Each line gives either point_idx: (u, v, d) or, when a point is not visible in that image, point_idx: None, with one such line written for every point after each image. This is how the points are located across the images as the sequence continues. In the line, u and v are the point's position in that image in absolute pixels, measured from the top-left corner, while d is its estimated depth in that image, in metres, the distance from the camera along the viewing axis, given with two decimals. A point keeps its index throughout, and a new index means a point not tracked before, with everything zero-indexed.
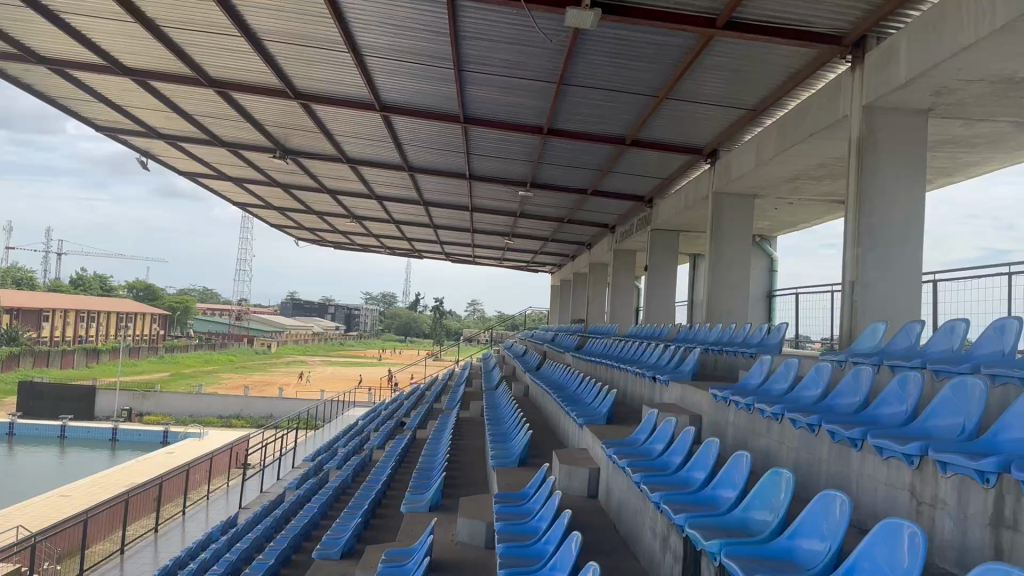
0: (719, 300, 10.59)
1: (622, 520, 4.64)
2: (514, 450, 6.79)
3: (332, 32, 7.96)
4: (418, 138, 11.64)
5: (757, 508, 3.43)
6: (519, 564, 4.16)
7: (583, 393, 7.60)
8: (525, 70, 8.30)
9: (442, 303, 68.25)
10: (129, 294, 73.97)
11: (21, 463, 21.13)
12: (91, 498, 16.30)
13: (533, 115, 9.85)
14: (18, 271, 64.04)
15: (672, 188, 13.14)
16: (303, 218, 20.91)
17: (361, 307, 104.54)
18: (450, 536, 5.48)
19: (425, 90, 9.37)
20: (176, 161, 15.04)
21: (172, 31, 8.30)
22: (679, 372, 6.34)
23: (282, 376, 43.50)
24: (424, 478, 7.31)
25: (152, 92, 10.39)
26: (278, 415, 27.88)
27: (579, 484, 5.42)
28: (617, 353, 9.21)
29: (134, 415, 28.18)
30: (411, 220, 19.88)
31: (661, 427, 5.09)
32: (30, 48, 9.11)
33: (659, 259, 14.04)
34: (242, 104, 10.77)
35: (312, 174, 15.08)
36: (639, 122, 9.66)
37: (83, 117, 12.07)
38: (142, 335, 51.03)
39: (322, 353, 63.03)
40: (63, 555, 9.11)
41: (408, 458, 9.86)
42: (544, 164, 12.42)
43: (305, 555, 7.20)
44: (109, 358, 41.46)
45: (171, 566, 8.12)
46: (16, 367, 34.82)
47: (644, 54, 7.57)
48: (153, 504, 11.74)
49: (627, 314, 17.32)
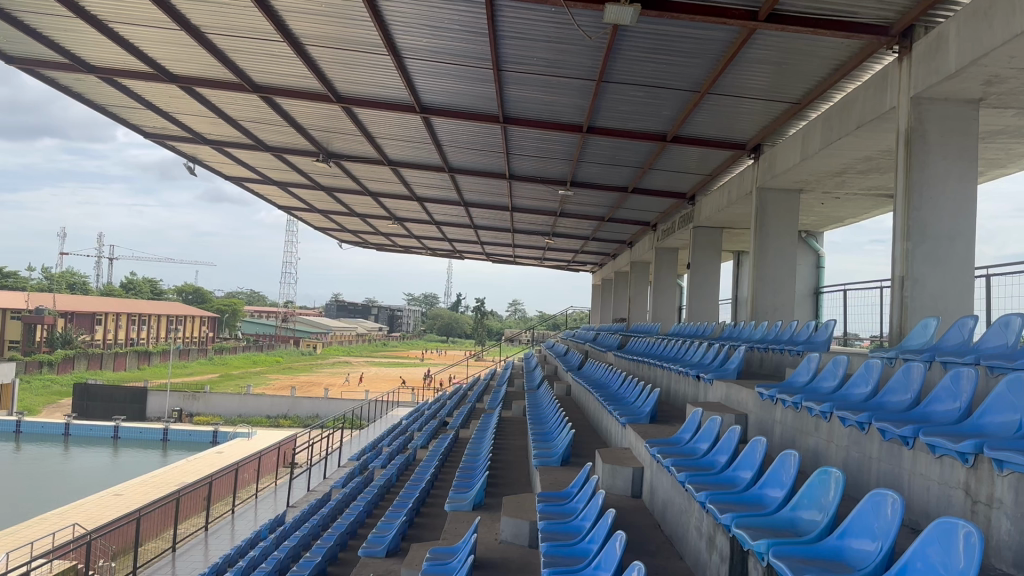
0: (765, 297, 10.44)
1: (667, 520, 4.59)
2: (556, 450, 6.75)
3: (371, 35, 8.02)
4: (459, 139, 11.69)
5: (806, 507, 3.37)
6: (562, 563, 4.15)
7: (625, 392, 7.55)
8: (564, 68, 8.28)
9: (483, 303, 68.58)
10: (178, 297, 75.67)
11: (77, 462, 21.72)
12: (144, 496, 16.67)
13: (572, 114, 9.82)
14: (73, 277, 65.91)
15: (714, 184, 12.99)
16: (345, 220, 21.17)
17: (404, 308, 105.37)
18: (494, 536, 5.48)
19: (464, 91, 9.40)
20: (221, 166, 15.32)
21: (217, 38, 8.45)
22: (724, 371, 6.25)
23: (326, 377, 44.08)
24: (467, 477, 7.31)
25: (197, 99, 10.60)
26: (324, 415, 28.23)
27: (623, 483, 5.39)
28: (660, 352, 9.13)
29: (185, 415, 28.77)
30: (452, 221, 19.98)
31: (707, 426, 5.03)
32: (79, 57, 9.36)
33: (702, 256, 13.90)
34: (285, 108, 10.91)
35: (353, 176, 15.25)
36: (680, 118, 9.57)
37: (132, 124, 12.37)
38: (192, 337, 52.11)
39: (366, 354, 63.77)
40: (117, 553, 9.33)
41: (452, 458, 9.88)
42: (584, 163, 12.38)
43: (351, 552, 7.27)
44: (159, 359, 42.44)
45: (220, 564, 8.26)
46: (72, 370, 35.88)
47: (685, 49, 7.49)
48: (203, 503, 11.97)
49: (670, 313, 17.18)
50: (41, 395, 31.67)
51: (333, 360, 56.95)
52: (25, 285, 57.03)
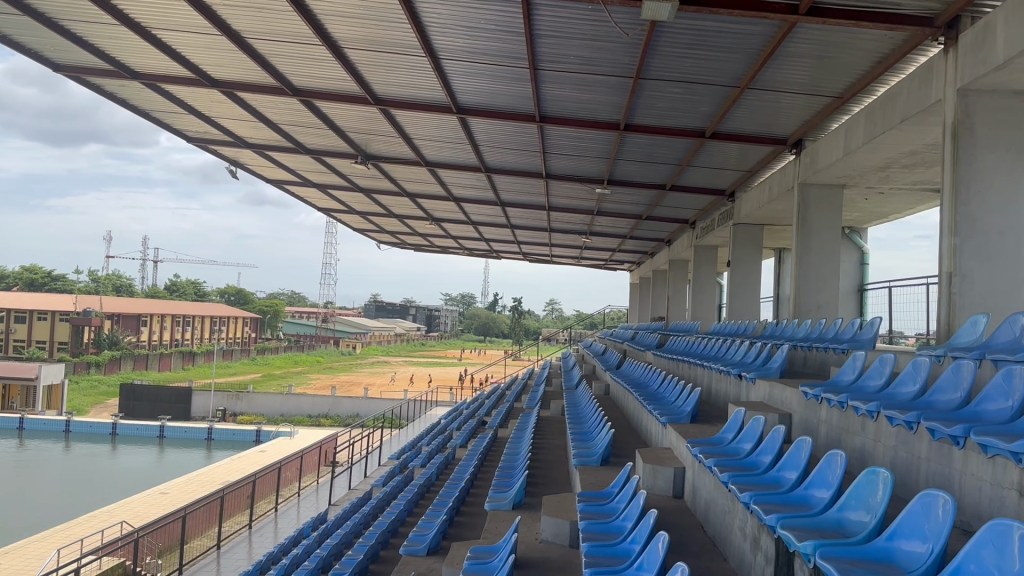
0: (808, 294, 10.29)
1: (710, 521, 4.54)
2: (596, 450, 6.72)
3: (409, 37, 8.07)
4: (496, 139, 11.70)
5: (854, 508, 3.30)
6: (604, 564, 4.13)
7: (665, 392, 7.49)
8: (601, 66, 8.24)
9: (520, 303, 68.64)
10: (221, 297, 76.93)
11: (125, 461, 22.20)
12: (190, 495, 16.97)
13: (609, 111, 9.77)
14: (119, 280, 67.34)
15: (754, 181, 12.85)
16: (383, 221, 21.32)
17: (441, 308, 105.85)
18: (535, 535, 5.47)
19: (501, 91, 9.41)
20: (262, 169, 15.51)
21: (257, 42, 8.56)
22: (767, 370, 6.19)
23: (366, 376, 44.44)
24: (507, 477, 7.31)
25: (239, 102, 10.76)
26: (364, 414, 28.48)
27: (664, 483, 5.34)
28: (700, 351, 9.03)
29: (229, 415, 29.20)
30: (489, 221, 20.02)
31: (750, 425, 4.96)
32: (124, 64, 9.55)
33: (742, 254, 13.74)
34: (324, 111, 11.02)
35: (391, 178, 15.35)
36: (719, 114, 9.46)
37: (175, 129, 12.59)
38: (235, 338, 52.93)
39: (404, 354, 64.20)
40: (163, 551, 9.50)
41: (491, 458, 9.88)
42: (621, 161, 12.33)
43: (393, 551, 7.33)
44: (203, 359, 43.17)
45: (265, 561, 8.38)
46: (119, 370, 36.67)
47: (723, 44, 7.41)
48: (247, 501, 12.14)
49: (710, 311, 17.03)
50: (89, 395, 32.43)
51: (372, 360, 57.39)
52: (74, 288, 58.40)
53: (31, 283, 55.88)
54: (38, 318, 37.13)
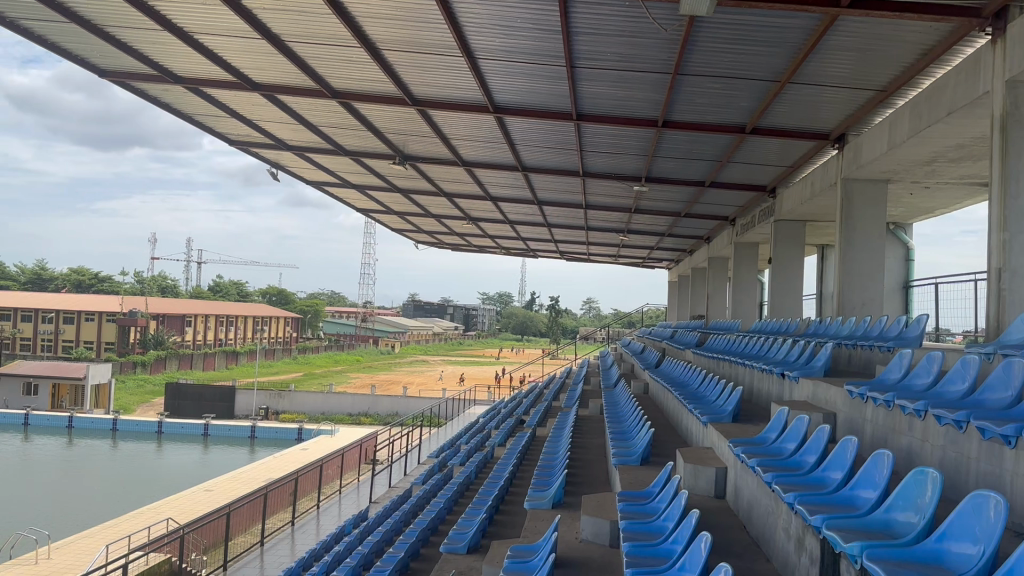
0: (851, 292, 10.11)
1: (752, 522, 4.48)
2: (636, 448, 6.69)
3: (445, 37, 8.10)
4: (533, 139, 11.70)
5: (901, 508, 3.24)
6: (645, 564, 4.11)
7: (706, 391, 7.41)
8: (639, 63, 8.19)
9: (558, 302, 68.60)
10: (262, 298, 78.09)
11: (171, 458, 22.63)
12: (234, 492, 17.27)
13: (647, 109, 9.71)
14: (163, 280, 68.68)
15: (796, 176, 12.66)
16: (420, 221, 21.44)
17: (479, 307, 106.22)
18: (575, 534, 5.46)
19: (538, 89, 9.40)
20: (302, 171, 15.70)
21: (297, 45, 8.67)
22: (811, 369, 6.10)
23: (405, 375, 44.75)
24: (545, 475, 7.31)
25: (279, 105, 10.89)
26: (403, 413, 28.69)
27: (705, 484, 5.29)
28: (741, 349, 8.93)
29: (271, 413, 29.62)
30: (526, 220, 20.02)
31: (794, 425, 4.89)
32: (168, 69, 9.74)
33: (783, 250, 13.55)
34: (363, 113, 11.12)
35: (429, 178, 15.43)
36: (759, 109, 9.34)
37: (218, 132, 12.79)
38: (277, 337, 53.67)
39: (443, 352, 64.58)
40: (208, 547, 9.69)
41: (530, 456, 9.88)
42: (659, 158, 12.24)
43: (433, 548, 7.37)
44: (246, 358, 43.89)
45: (308, 558, 8.50)
46: (164, 369, 37.38)
47: (763, 38, 7.31)
48: (290, 498, 12.30)
49: (750, 309, 16.83)
50: (135, 394, 33.14)
51: (411, 359, 57.77)
52: (121, 288, 59.79)
53: (79, 285, 57.34)
54: (86, 319, 37.95)
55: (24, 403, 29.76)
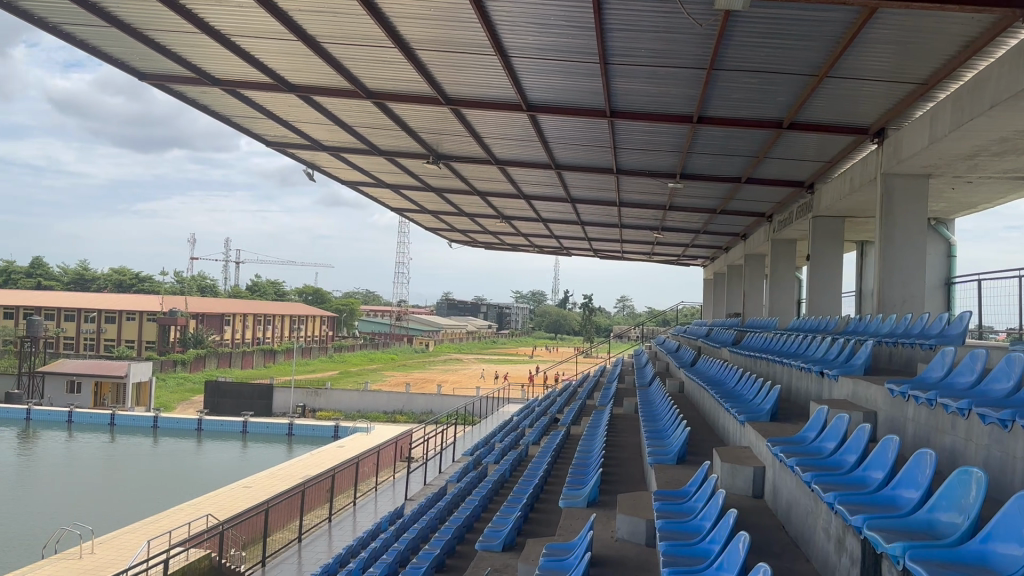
0: (891, 289, 9.86)
1: (792, 521, 4.43)
2: (672, 447, 6.64)
3: (478, 36, 8.11)
4: (566, 136, 11.68)
5: (945, 508, 3.18)
6: (682, 563, 4.09)
7: (743, 389, 7.35)
8: (673, 58, 8.13)
9: (591, 300, 68.46)
10: (298, 297, 79.01)
11: (211, 455, 22.97)
12: (272, 488, 17.49)
13: (681, 105, 9.64)
14: (202, 280, 69.83)
15: (834, 171, 12.48)
16: (454, 220, 21.52)
17: (512, 306, 106.36)
18: (611, 533, 5.45)
19: (572, 87, 9.38)
20: (337, 172, 15.86)
21: (332, 46, 8.74)
22: (851, 367, 6.01)
23: (439, 373, 44.97)
24: (581, 474, 7.30)
25: (315, 106, 11.01)
26: (438, 411, 28.86)
27: (743, 483, 5.24)
28: (779, 347, 8.81)
29: (308, 411, 29.95)
30: (559, 218, 19.98)
31: (834, 424, 4.82)
32: (206, 72, 9.89)
33: (822, 247, 13.35)
34: (397, 112, 11.19)
35: (462, 177, 15.48)
36: (797, 104, 9.22)
37: (255, 133, 12.95)
38: (313, 335, 54.27)
39: (477, 351, 64.79)
40: (247, 543, 9.83)
41: (565, 454, 9.86)
42: (694, 154, 12.14)
43: (468, 546, 7.40)
44: (283, 357, 44.44)
45: (344, 554, 8.58)
46: (204, 368, 37.92)
47: (800, 32, 7.22)
48: (326, 495, 12.43)
49: (788, 307, 16.63)
50: (175, 392, 33.68)
51: (445, 356, 58.06)
52: (160, 288, 60.88)
53: (121, 285, 58.50)
54: (127, 318, 38.63)
55: (68, 400, 30.42)
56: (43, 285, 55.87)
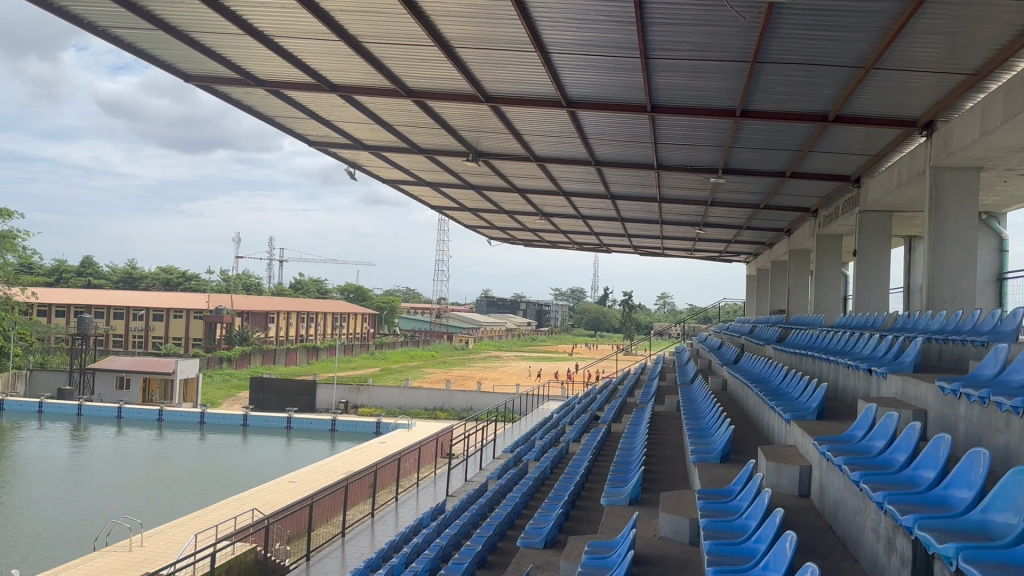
0: (941, 285, 9.64)
1: (839, 521, 4.36)
2: (715, 446, 6.57)
3: (518, 33, 8.12)
4: (606, 132, 11.63)
5: (998, 509, 3.11)
6: (727, 562, 4.05)
7: (788, 387, 7.24)
8: (715, 52, 8.05)
9: (631, 297, 68.13)
10: (340, 295, 79.94)
11: (256, 450, 23.40)
12: (316, 483, 17.71)
13: (723, 99, 9.54)
14: (247, 279, 71.06)
15: (882, 165, 12.22)
16: (494, 217, 21.56)
17: (551, 303, 106.32)
18: (654, 531, 5.42)
19: (612, 82, 9.34)
20: (378, 170, 16.00)
21: (373, 45, 8.81)
22: (900, 365, 5.89)
23: (480, 370, 45.12)
24: (622, 472, 7.26)
25: (356, 106, 11.12)
26: (478, 408, 28.99)
27: (789, 482, 5.17)
28: (826, 344, 8.66)
29: (351, 407, 30.30)
30: (599, 214, 19.89)
31: (882, 422, 4.73)
32: (250, 73, 10.04)
33: (869, 242, 13.10)
34: (437, 111, 11.24)
35: (502, 174, 15.50)
36: (843, 96, 9.06)
37: (298, 133, 13.12)
38: (356, 332, 54.86)
39: (517, 348, 64.95)
40: (291, 538, 9.97)
41: (606, 452, 9.81)
42: (736, 149, 12.00)
43: (510, 542, 7.41)
44: (326, 354, 44.99)
45: (387, 549, 8.65)
46: (249, 364, 38.50)
47: (846, 23, 7.09)
48: (369, 490, 12.55)
49: (834, 303, 16.36)
50: (221, 388, 34.33)
51: (485, 353, 58.19)
52: (207, 287, 62.04)
53: (168, 283, 59.76)
54: (175, 316, 39.47)
55: (118, 396, 31.20)
56: (93, 284, 57.38)
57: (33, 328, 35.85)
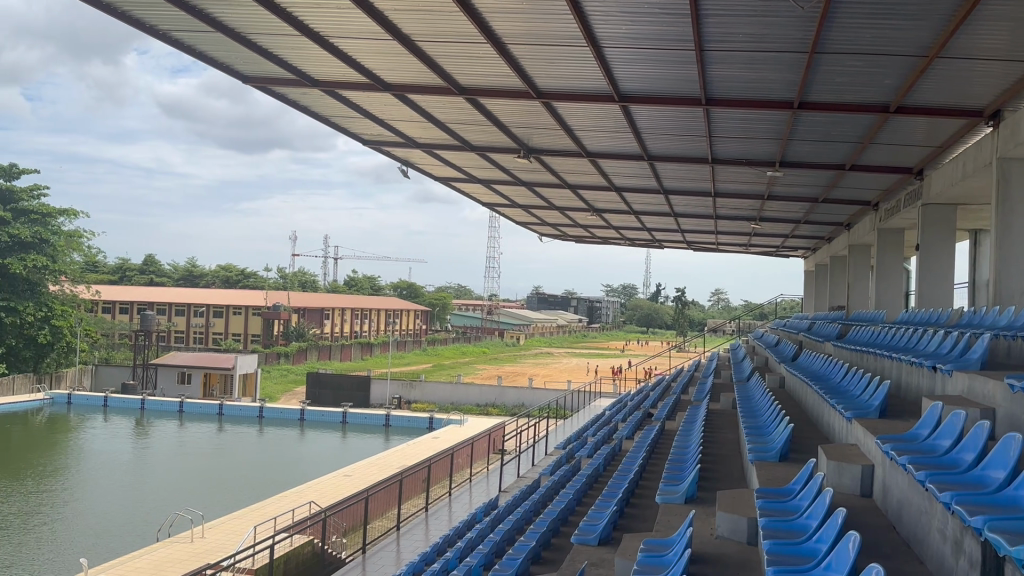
0: (1009, 279, 9.35)
1: (904, 522, 4.26)
2: (774, 444, 6.47)
3: (571, 27, 8.09)
4: (659, 127, 11.54)
5: None
6: (788, 562, 3.98)
7: (849, 384, 7.09)
8: (771, 42, 7.91)
9: (684, 294, 67.37)
10: (393, 292, 80.79)
11: (313, 444, 23.83)
12: (371, 477, 17.95)
13: (780, 91, 9.37)
14: (304, 276, 72.38)
15: (946, 156, 11.87)
16: (545, 214, 21.56)
17: (603, 300, 105.86)
18: (711, 530, 5.35)
19: (665, 76, 9.25)
20: (431, 168, 16.11)
21: (426, 44, 8.88)
22: (966, 362, 5.74)
23: (532, 367, 45.14)
24: (677, 470, 7.20)
25: (409, 104, 11.23)
26: (530, 404, 29.02)
27: (850, 482, 5.06)
28: (888, 341, 8.46)
29: (405, 403, 30.58)
30: (651, 210, 19.74)
31: (948, 421, 4.61)
32: (306, 73, 10.20)
33: (932, 236, 12.75)
34: (489, 108, 11.28)
35: (554, 170, 15.48)
36: (905, 86, 8.83)
37: (352, 133, 13.29)
38: (409, 329, 55.37)
39: (568, 345, 64.77)
40: (348, 530, 10.14)
41: (660, 450, 9.74)
42: (793, 141, 11.79)
43: (564, 539, 7.41)
44: (380, 350, 45.58)
45: (442, 543, 8.73)
46: (306, 360, 39.14)
47: (909, 11, 6.91)
48: (423, 485, 12.67)
49: (896, 300, 15.94)
50: (279, 383, 35.03)
51: (536, 351, 58.21)
52: (265, 284, 63.33)
53: (228, 281, 61.15)
54: (234, 313, 40.37)
55: (179, 391, 31.99)
56: (156, 281, 59.05)
57: (98, 325, 37.06)
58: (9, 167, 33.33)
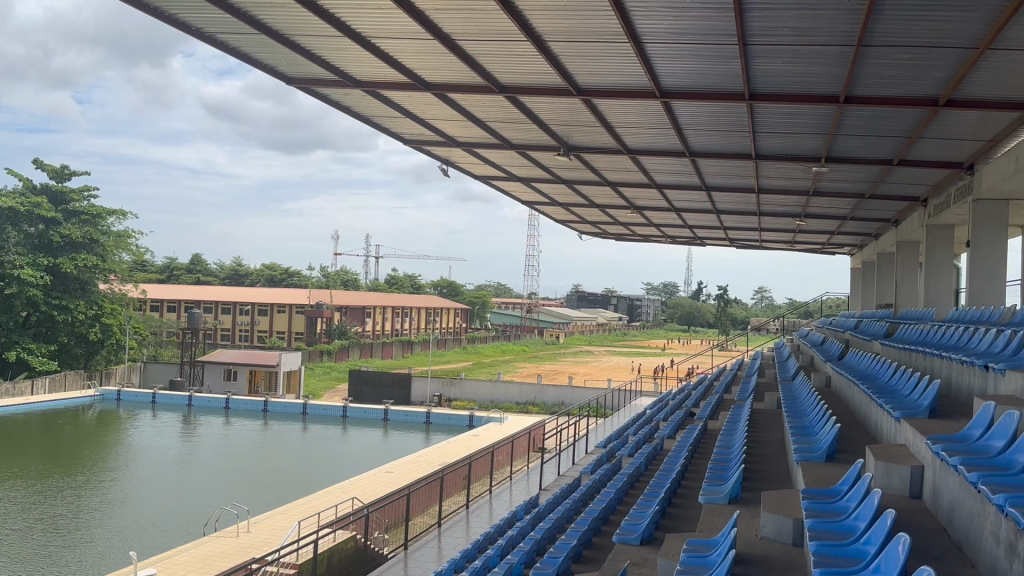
0: None
1: (955, 524, 4.17)
2: (820, 444, 6.38)
3: (612, 24, 8.05)
4: (701, 122, 11.44)
5: None
6: (835, 564, 3.93)
7: (898, 384, 6.96)
8: (817, 36, 7.78)
9: (726, 292, 66.64)
10: (433, 291, 81.23)
11: (354, 441, 24.09)
12: (412, 473, 18.09)
13: (825, 85, 9.23)
14: (346, 275, 73.20)
15: (998, 151, 11.57)
16: (585, 212, 21.52)
17: (643, 298, 105.20)
18: (756, 531, 5.30)
19: (708, 70, 9.16)
20: (471, 167, 16.17)
21: (466, 43, 8.92)
22: (1019, 361, 5.59)
23: (572, 365, 45.02)
24: (721, 470, 7.13)
25: (450, 103, 11.29)
26: (570, 403, 28.97)
27: (899, 482, 4.98)
28: (939, 339, 8.27)
29: (445, 400, 30.73)
30: (692, 207, 19.58)
31: (1001, 421, 4.49)
32: (348, 74, 10.31)
33: (982, 233, 12.45)
34: (530, 106, 11.28)
35: (594, 168, 15.44)
36: (955, 79, 8.63)
37: (394, 132, 13.40)
38: (449, 328, 55.65)
39: (608, 343, 64.44)
40: (390, 526, 10.22)
41: (702, 449, 9.65)
42: (839, 136, 11.59)
43: (605, 538, 7.38)
44: (420, 347, 45.92)
45: (483, 540, 8.75)
46: (348, 358, 39.55)
47: (958, 3, 6.75)
48: (464, 482, 12.72)
49: (945, 297, 15.58)
50: (322, 380, 35.47)
51: (576, 349, 58.10)
52: (308, 283, 64.21)
53: (272, 279, 62.03)
54: (278, 311, 40.96)
55: (225, 387, 32.42)
56: (202, 280, 60.13)
57: (147, 323, 37.88)
58: (61, 169, 34.19)
